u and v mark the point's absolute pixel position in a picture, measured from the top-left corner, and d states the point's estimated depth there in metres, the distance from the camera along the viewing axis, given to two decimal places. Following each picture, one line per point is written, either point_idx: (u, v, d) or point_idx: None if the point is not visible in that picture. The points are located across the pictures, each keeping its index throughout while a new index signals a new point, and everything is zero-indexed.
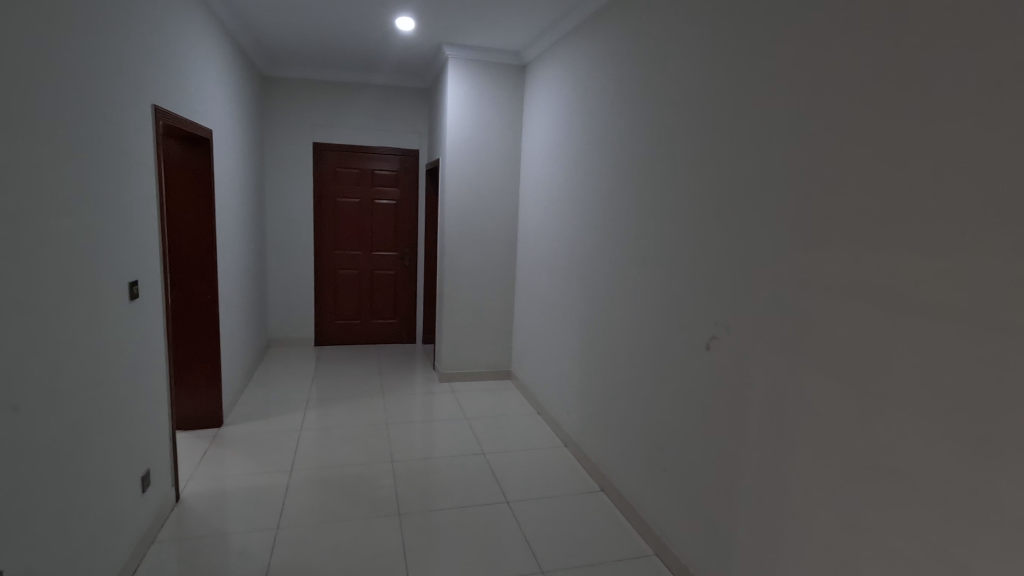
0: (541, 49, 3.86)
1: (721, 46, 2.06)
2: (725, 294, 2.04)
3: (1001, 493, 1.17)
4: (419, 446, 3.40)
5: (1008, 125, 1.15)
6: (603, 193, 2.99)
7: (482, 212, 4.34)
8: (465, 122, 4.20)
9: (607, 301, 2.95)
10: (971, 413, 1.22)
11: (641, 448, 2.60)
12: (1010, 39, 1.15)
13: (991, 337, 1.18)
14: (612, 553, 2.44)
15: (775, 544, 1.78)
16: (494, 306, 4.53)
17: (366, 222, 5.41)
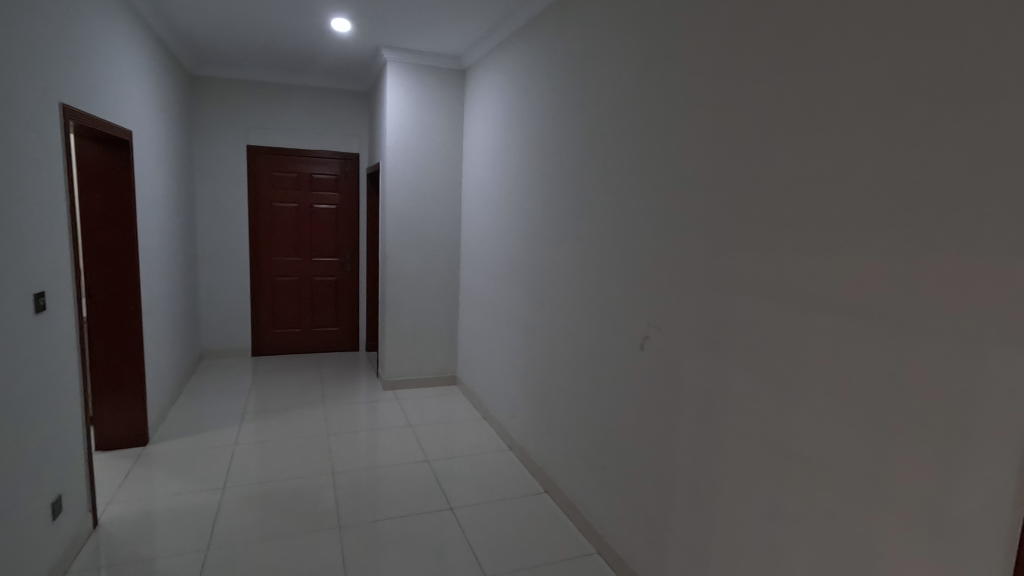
0: (480, 54, 3.89)
1: (651, 55, 2.15)
2: (656, 296, 2.11)
3: (898, 469, 1.27)
4: (361, 457, 3.32)
5: (905, 134, 1.25)
6: (542, 198, 3.04)
7: (423, 217, 4.31)
8: (404, 128, 4.16)
9: (548, 304, 2.99)
10: (891, 402, 1.29)
11: (582, 448, 2.65)
12: (897, 57, 1.27)
13: (906, 328, 1.25)
14: (554, 553, 2.46)
15: (707, 536, 1.85)
16: (437, 312, 4.49)
17: (303, 228, 5.25)
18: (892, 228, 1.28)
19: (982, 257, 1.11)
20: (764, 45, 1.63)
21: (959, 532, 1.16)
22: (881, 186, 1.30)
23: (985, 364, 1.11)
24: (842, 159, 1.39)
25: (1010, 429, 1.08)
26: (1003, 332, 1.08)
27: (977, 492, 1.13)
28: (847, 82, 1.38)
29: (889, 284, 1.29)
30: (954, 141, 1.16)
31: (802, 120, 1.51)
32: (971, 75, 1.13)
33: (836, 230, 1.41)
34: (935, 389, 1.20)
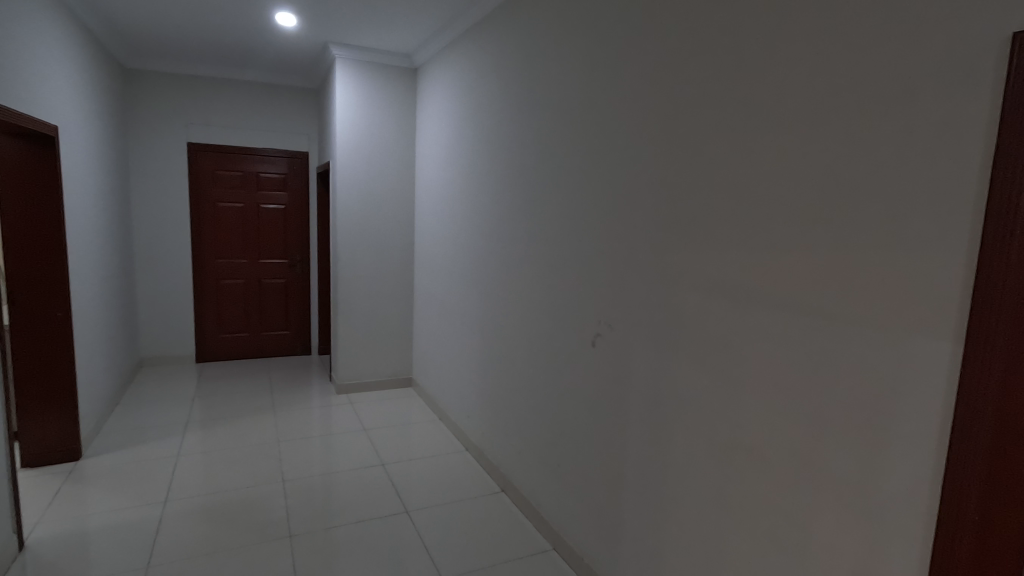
0: (431, 53, 3.85)
1: (599, 58, 2.18)
2: (607, 294, 2.15)
3: (829, 454, 1.34)
4: (313, 463, 3.24)
5: (833, 137, 1.32)
6: (495, 197, 3.04)
7: (375, 217, 4.24)
8: (355, 127, 4.07)
9: (502, 303, 2.99)
10: (826, 391, 1.35)
11: (537, 446, 2.67)
12: (826, 64, 1.34)
13: (840, 319, 1.31)
14: (511, 552, 2.47)
15: (657, 526, 1.91)
16: (391, 314, 4.42)
17: (250, 229, 5.08)
18: (827, 224, 1.34)
19: (908, 251, 1.18)
20: (708, 47, 1.68)
21: (889, 512, 1.22)
22: (817, 183, 1.36)
23: (910, 352, 1.18)
24: (781, 157, 1.45)
25: (928, 413, 1.16)
26: (926, 322, 1.15)
27: (901, 473, 1.20)
28: (786, 82, 1.43)
29: (824, 277, 1.34)
30: (881, 141, 1.22)
31: (744, 119, 1.55)
32: (897, 76, 1.19)
33: (776, 226, 1.47)
34: (866, 377, 1.26)
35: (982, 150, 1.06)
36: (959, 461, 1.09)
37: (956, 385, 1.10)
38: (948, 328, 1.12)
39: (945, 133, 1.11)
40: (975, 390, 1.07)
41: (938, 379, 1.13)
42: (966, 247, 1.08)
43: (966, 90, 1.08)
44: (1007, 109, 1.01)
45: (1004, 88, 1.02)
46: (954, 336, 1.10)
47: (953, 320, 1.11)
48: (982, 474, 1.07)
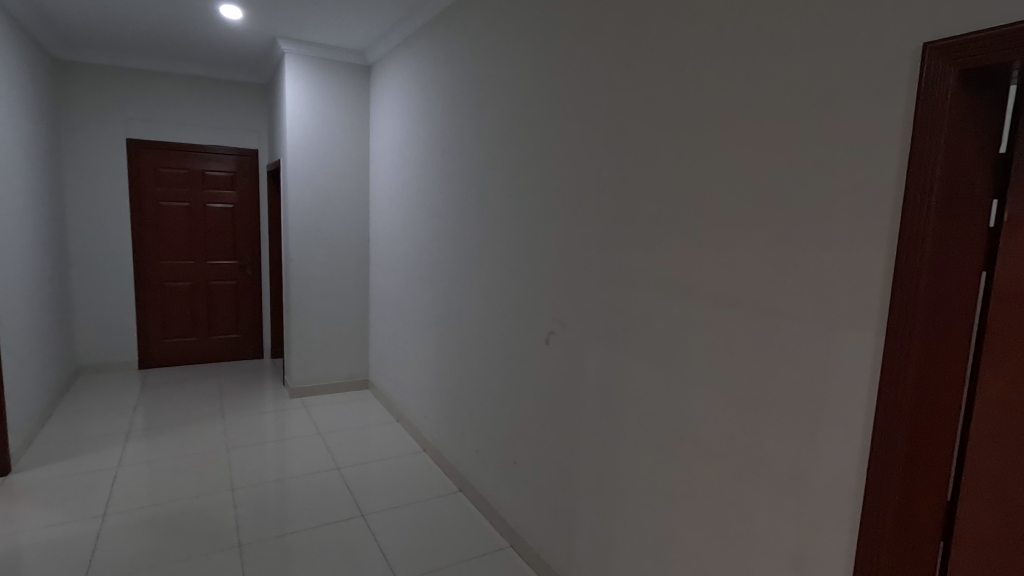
0: (384, 50, 3.80)
1: (547, 58, 2.20)
2: (558, 292, 2.18)
3: (765, 441, 1.40)
4: (266, 469, 3.15)
5: (765, 139, 1.38)
6: (449, 195, 3.03)
7: (329, 216, 4.15)
8: (305, 125, 3.97)
9: (457, 302, 2.99)
10: (763, 383, 1.41)
11: (493, 445, 2.67)
12: (757, 69, 1.39)
13: (776, 313, 1.37)
14: (468, 551, 2.47)
15: (609, 518, 1.94)
16: (345, 314, 4.34)
17: (197, 229, 4.90)
18: (763, 222, 1.39)
19: (834, 249, 1.24)
20: (651, 48, 1.71)
21: (819, 496, 1.29)
22: (754, 182, 1.41)
23: (839, 345, 1.24)
24: (721, 157, 1.49)
25: (852, 401, 1.22)
26: (852, 315, 1.21)
27: (829, 457, 1.27)
28: (725, 82, 1.48)
29: (759, 274, 1.40)
30: (813, 141, 1.27)
31: (687, 119, 1.59)
32: (828, 79, 1.24)
33: (717, 223, 1.51)
34: (799, 369, 1.32)
35: (899, 154, 1.13)
36: (881, 446, 1.17)
37: (877, 374, 1.18)
38: (870, 322, 1.18)
39: (866, 137, 1.17)
40: (894, 378, 1.14)
41: (863, 370, 1.20)
42: (885, 245, 1.15)
43: (887, 94, 1.14)
44: (920, 116, 1.08)
45: (916, 96, 1.09)
46: (877, 328, 1.17)
47: (874, 314, 1.18)
48: (902, 456, 1.15)
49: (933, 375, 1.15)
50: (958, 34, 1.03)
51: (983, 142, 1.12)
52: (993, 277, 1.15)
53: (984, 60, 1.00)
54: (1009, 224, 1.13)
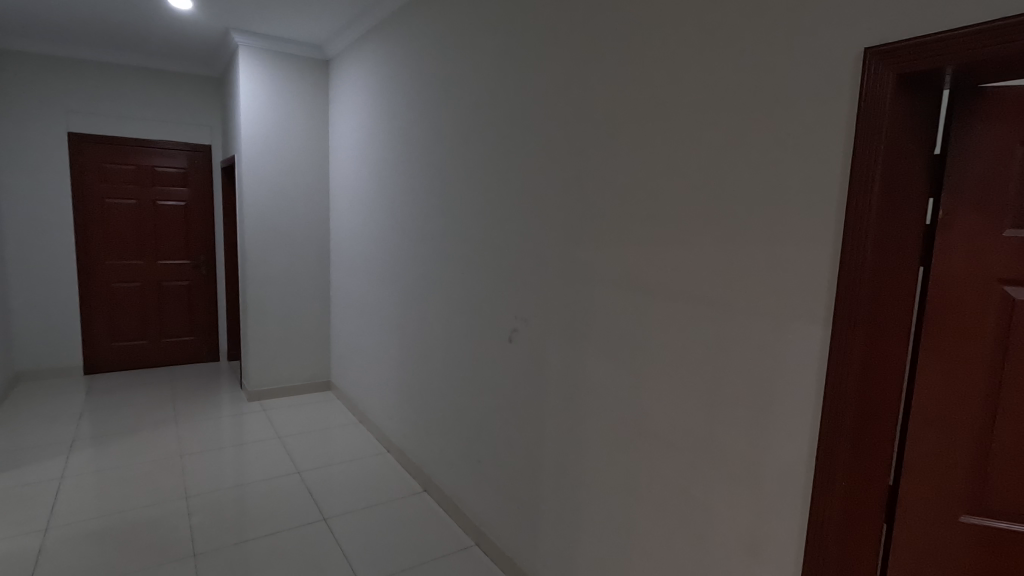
0: (343, 45, 3.73)
1: (505, 56, 2.20)
2: (520, 291, 2.19)
3: (721, 433, 1.44)
4: (223, 475, 3.05)
5: (719, 139, 1.41)
6: (410, 193, 3.00)
7: (287, 214, 4.05)
8: (261, 120, 3.86)
9: (419, 300, 2.97)
10: (719, 376, 1.44)
11: (458, 443, 2.66)
12: (710, 70, 1.43)
13: (731, 308, 1.41)
14: (433, 551, 2.46)
15: (573, 513, 1.96)
16: (306, 315, 4.25)
17: (146, 228, 4.70)
18: (718, 219, 1.42)
19: (785, 245, 1.28)
20: (610, 47, 1.72)
21: (771, 484, 1.34)
22: (709, 180, 1.44)
23: (789, 338, 1.28)
24: (678, 155, 1.52)
25: (802, 392, 1.27)
26: (802, 309, 1.26)
27: (780, 446, 1.31)
28: (681, 82, 1.50)
29: (714, 270, 1.44)
30: (765, 140, 1.31)
31: (644, 118, 1.61)
32: (778, 80, 1.28)
33: (674, 220, 1.54)
34: (752, 362, 1.36)
35: (844, 154, 1.17)
36: (827, 434, 1.21)
37: (824, 365, 1.22)
38: (818, 315, 1.23)
39: (812, 138, 1.22)
40: (839, 369, 1.19)
41: (811, 362, 1.25)
42: (831, 242, 1.20)
43: (833, 95, 1.18)
44: (862, 117, 1.13)
45: (858, 98, 1.14)
46: (824, 321, 1.22)
47: (821, 307, 1.22)
48: (846, 442, 1.20)
49: (876, 365, 1.22)
50: (897, 40, 1.08)
51: (921, 143, 1.19)
52: (929, 273, 1.25)
53: (921, 65, 1.05)
54: (944, 222, 1.22)
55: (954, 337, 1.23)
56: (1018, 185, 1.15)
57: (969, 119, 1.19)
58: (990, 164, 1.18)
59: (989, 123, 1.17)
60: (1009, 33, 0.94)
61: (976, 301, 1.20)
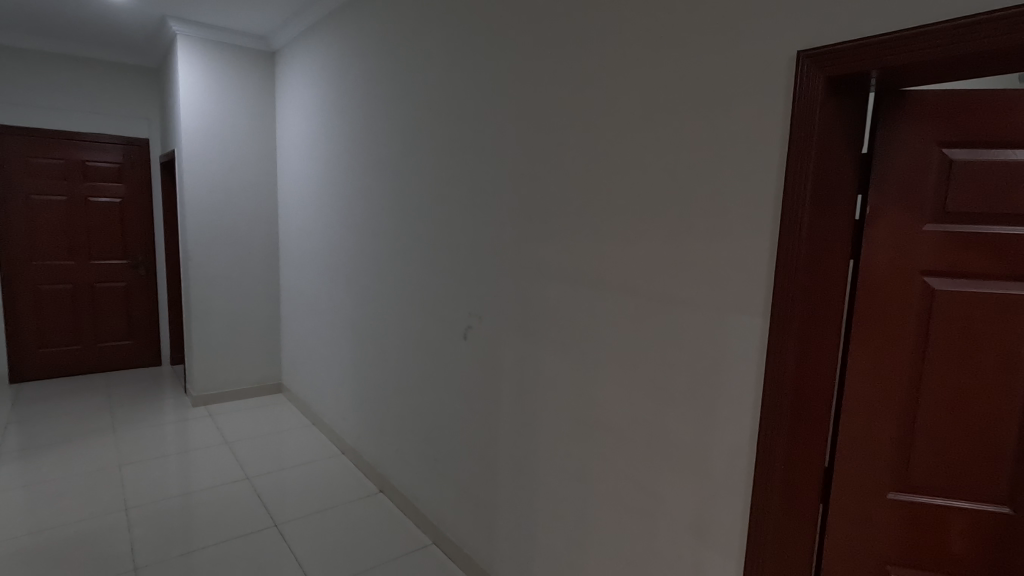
0: (289, 36, 3.62)
1: (454, 52, 2.19)
2: (474, 288, 2.18)
3: (669, 423, 1.48)
4: (166, 484, 2.92)
5: (664, 138, 1.45)
6: (360, 189, 2.95)
7: (232, 211, 3.90)
8: (203, 113, 3.69)
9: (371, 298, 2.92)
10: (666, 367, 1.48)
11: (413, 442, 2.63)
12: (653, 71, 1.46)
13: (677, 302, 1.45)
14: (390, 552, 2.43)
15: (529, 507, 1.98)
16: (254, 315, 4.10)
17: (77, 226, 4.42)
18: (664, 216, 1.46)
19: (725, 240, 1.33)
20: (560, 43, 1.72)
21: (716, 470, 1.39)
22: (656, 177, 1.47)
23: (731, 330, 1.34)
24: (626, 152, 1.54)
25: (743, 381, 1.32)
26: (742, 302, 1.31)
27: (724, 433, 1.36)
28: (626, 81, 1.53)
29: (660, 266, 1.48)
30: (708, 137, 1.35)
31: (594, 115, 1.63)
32: (718, 81, 1.32)
33: (623, 216, 1.57)
34: (697, 354, 1.41)
35: (780, 153, 1.22)
36: (767, 421, 1.27)
37: (764, 354, 1.28)
38: (757, 307, 1.28)
39: (750, 138, 1.27)
40: (777, 359, 1.25)
41: (751, 352, 1.30)
42: (768, 237, 1.25)
43: (770, 98, 1.23)
44: (796, 116, 1.18)
45: (792, 99, 1.20)
46: (763, 312, 1.27)
47: (759, 300, 1.28)
48: (784, 427, 1.26)
49: (810, 354, 1.28)
50: (828, 44, 1.14)
51: (851, 142, 1.25)
52: (858, 266, 1.32)
53: (848, 69, 1.11)
54: (871, 217, 1.30)
55: (881, 325, 1.32)
56: (936, 184, 1.25)
57: (892, 122, 1.27)
58: (911, 163, 1.26)
59: (909, 125, 1.25)
60: (929, 40, 1.00)
61: (901, 291, 1.29)
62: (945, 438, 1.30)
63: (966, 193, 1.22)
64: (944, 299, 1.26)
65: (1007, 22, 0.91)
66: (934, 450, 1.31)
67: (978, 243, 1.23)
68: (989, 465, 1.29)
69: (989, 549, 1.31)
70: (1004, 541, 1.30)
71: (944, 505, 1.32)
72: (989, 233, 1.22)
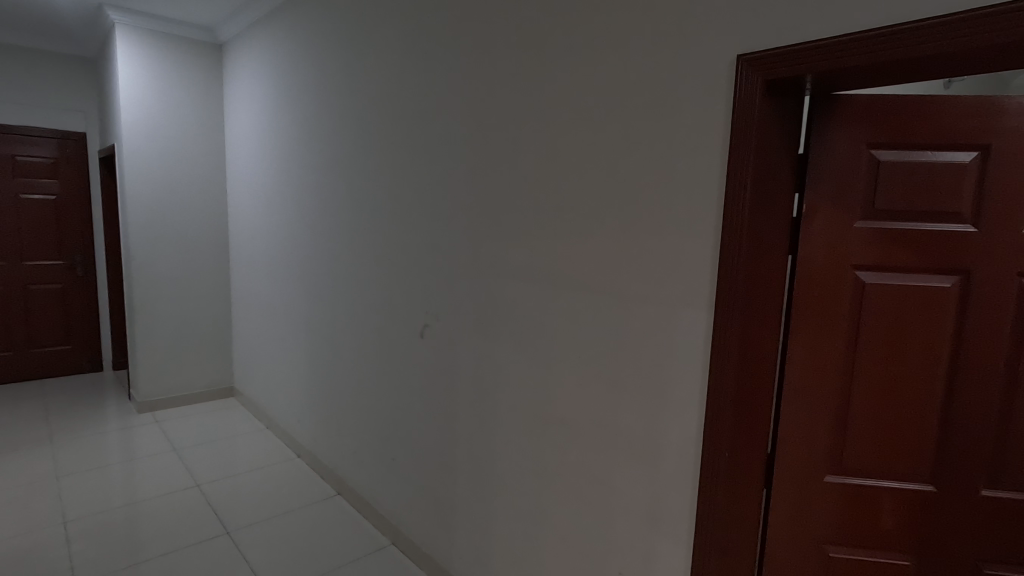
0: (237, 28, 3.51)
1: (407, 48, 2.17)
2: (430, 287, 2.17)
3: (620, 415, 1.52)
4: (110, 494, 2.79)
5: (612, 138, 1.48)
6: (313, 187, 2.89)
7: (178, 209, 3.75)
8: (145, 107, 3.53)
9: (326, 298, 2.87)
10: (617, 361, 1.52)
11: (371, 443, 2.61)
12: (602, 71, 1.49)
13: (627, 297, 1.48)
14: (348, 554, 2.40)
15: (487, 503, 1.99)
16: (203, 317, 3.96)
17: (6, 225, 4.15)
18: (614, 213, 1.49)
19: (672, 237, 1.37)
20: (512, 42, 1.73)
21: (666, 459, 1.43)
22: (607, 175, 1.50)
23: (677, 323, 1.38)
24: (577, 151, 1.57)
25: (690, 373, 1.37)
26: (688, 296, 1.36)
27: (673, 423, 1.41)
28: (576, 82, 1.55)
29: (611, 262, 1.51)
30: (654, 138, 1.39)
31: (547, 113, 1.64)
32: (663, 83, 1.36)
33: (575, 213, 1.59)
34: (646, 347, 1.45)
35: (721, 152, 1.27)
36: (712, 410, 1.32)
37: (708, 346, 1.33)
38: (702, 302, 1.33)
39: (694, 138, 1.32)
40: (721, 350, 1.29)
41: (696, 345, 1.35)
42: (711, 233, 1.30)
43: (711, 100, 1.28)
44: (737, 117, 1.23)
45: (732, 101, 1.24)
46: (708, 306, 1.32)
47: (705, 294, 1.33)
48: (728, 417, 1.31)
49: (752, 346, 1.33)
50: (763, 49, 1.19)
51: (788, 143, 1.31)
52: (796, 261, 1.39)
53: (782, 73, 1.16)
54: (806, 214, 1.36)
55: (817, 317, 1.38)
56: (865, 183, 1.33)
57: (825, 123, 1.33)
58: (843, 163, 1.33)
59: (840, 127, 1.32)
60: (856, 47, 1.06)
61: (835, 285, 1.36)
62: (875, 422, 1.39)
63: (891, 192, 1.30)
64: (872, 291, 1.34)
65: (925, 32, 0.97)
66: (866, 433, 1.40)
67: (902, 239, 1.31)
68: (913, 445, 1.38)
69: (915, 524, 1.41)
70: (928, 516, 1.39)
71: (875, 484, 1.41)
72: (911, 230, 1.31)
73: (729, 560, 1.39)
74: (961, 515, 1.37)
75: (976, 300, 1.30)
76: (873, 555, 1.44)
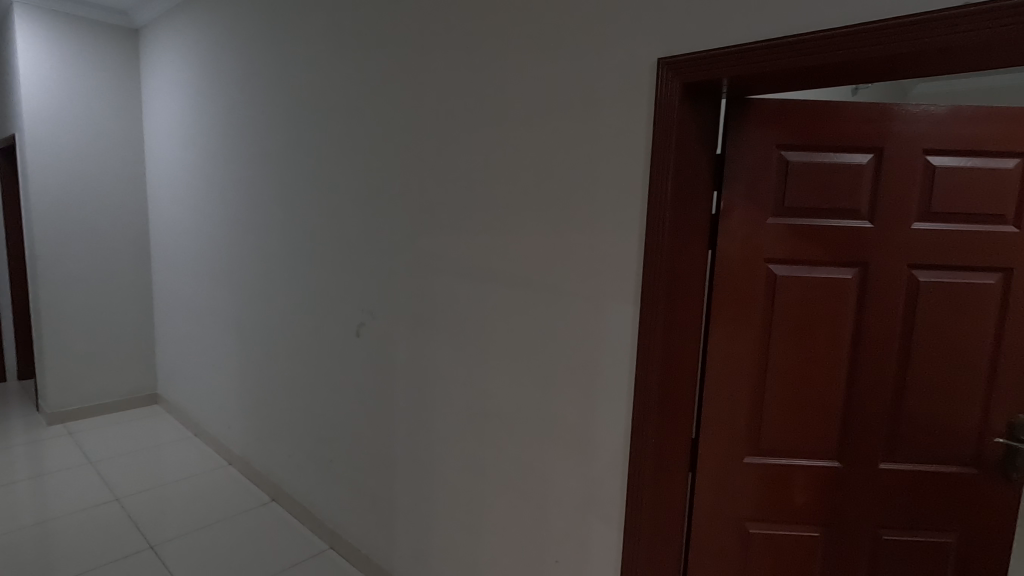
0: (154, 12, 3.30)
1: (336, 40, 2.11)
2: (365, 285, 2.14)
3: (554, 406, 1.56)
4: (16, 513, 2.57)
5: (542, 137, 1.51)
6: (239, 182, 2.77)
7: (90, 205, 3.50)
8: (49, 94, 3.26)
9: (255, 297, 2.77)
10: (550, 354, 1.56)
11: (307, 445, 2.54)
12: (531, 71, 1.51)
13: (559, 293, 1.52)
14: (284, 561, 2.33)
15: (426, 501, 1.98)
16: (121, 320, 3.72)
17: None
18: (544, 210, 1.52)
19: (599, 234, 1.42)
20: (442, 37, 1.72)
21: (598, 448, 1.48)
22: (538, 172, 1.53)
23: (607, 317, 1.43)
24: (509, 149, 1.59)
25: (619, 363, 1.42)
26: (615, 291, 1.41)
27: (604, 412, 1.46)
28: (506, 80, 1.57)
29: (542, 259, 1.54)
30: (581, 138, 1.43)
31: (479, 111, 1.65)
32: (589, 85, 1.40)
33: (508, 211, 1.61)
34: (577, 340, 1.49)
35: (644, 152, 1.33)
36: (639, 398, 1.37)
37: (635, 337, 1.38)
38: (628, 295, 1.39)
39: (619, 139, 1.36)
40: (647, 340, 1.35)
41: (624, 337, 1.40)
42: (636, 230, 1.35)
43: (634, 103, 1.33)
44: (658, 118, 1.28)
45: (653, 102, 1.30)
46: (634, 300, 1.38)
47: (631, 289, 1.38)
48: (655, 404, 1.36)
49: (678, 336, 1.39)
50: (681, 54, 1.25)
51: (706, 143, 1.38)
52: (716, 257, 1.45)
53: (698, 78, 1.22)
54: (725, 211, 1.43)
55: (735, 308, 1.47)
56: (776, 182, 1.41)
57: (741, 125, 1.40)
58: (757, 163, 1.41)
59: (753, 129, 1.40)
60: (764, 55, 1.13)
61: (751, 278, 1.45)
62: (788, 404, 1.49)
63: (798, 190, 1.40)
64: (783, 283, 1.44)
65: (830, 42, 1.05)
66: (780, 416, 1.50)
67: (808, 234, 1.41)
68: (821, 425, 1.49)
69: (824, 498, 1.52)
70: (835, 490, 1.51)
71: (788, 463, 1.51)
72: (817, 226, 1.41)
73: (659, 542, 1.45)
74: (863, 487, 1.50)
75: (873, 289, 1.42)
76: (787, 530, 1.54)
